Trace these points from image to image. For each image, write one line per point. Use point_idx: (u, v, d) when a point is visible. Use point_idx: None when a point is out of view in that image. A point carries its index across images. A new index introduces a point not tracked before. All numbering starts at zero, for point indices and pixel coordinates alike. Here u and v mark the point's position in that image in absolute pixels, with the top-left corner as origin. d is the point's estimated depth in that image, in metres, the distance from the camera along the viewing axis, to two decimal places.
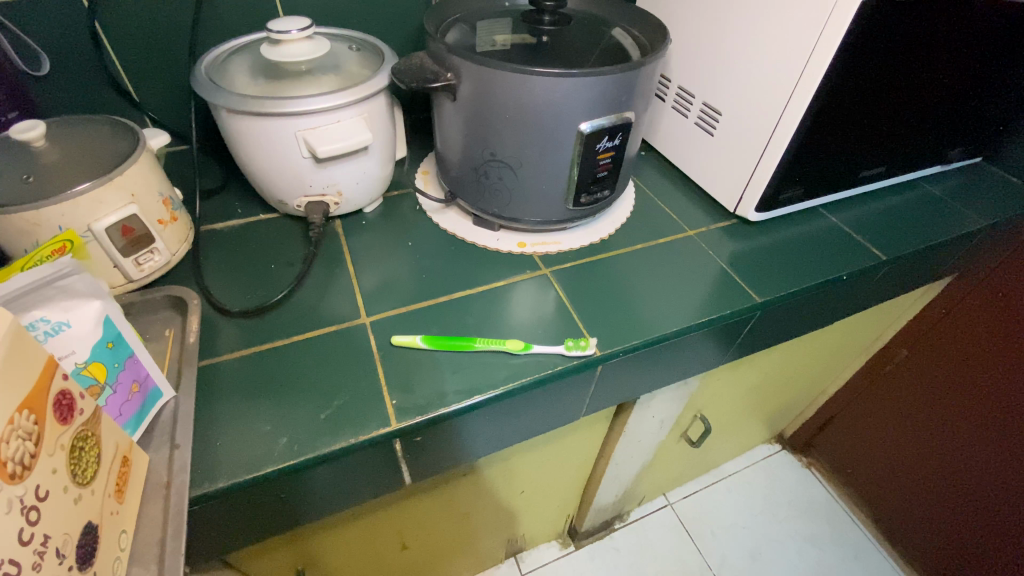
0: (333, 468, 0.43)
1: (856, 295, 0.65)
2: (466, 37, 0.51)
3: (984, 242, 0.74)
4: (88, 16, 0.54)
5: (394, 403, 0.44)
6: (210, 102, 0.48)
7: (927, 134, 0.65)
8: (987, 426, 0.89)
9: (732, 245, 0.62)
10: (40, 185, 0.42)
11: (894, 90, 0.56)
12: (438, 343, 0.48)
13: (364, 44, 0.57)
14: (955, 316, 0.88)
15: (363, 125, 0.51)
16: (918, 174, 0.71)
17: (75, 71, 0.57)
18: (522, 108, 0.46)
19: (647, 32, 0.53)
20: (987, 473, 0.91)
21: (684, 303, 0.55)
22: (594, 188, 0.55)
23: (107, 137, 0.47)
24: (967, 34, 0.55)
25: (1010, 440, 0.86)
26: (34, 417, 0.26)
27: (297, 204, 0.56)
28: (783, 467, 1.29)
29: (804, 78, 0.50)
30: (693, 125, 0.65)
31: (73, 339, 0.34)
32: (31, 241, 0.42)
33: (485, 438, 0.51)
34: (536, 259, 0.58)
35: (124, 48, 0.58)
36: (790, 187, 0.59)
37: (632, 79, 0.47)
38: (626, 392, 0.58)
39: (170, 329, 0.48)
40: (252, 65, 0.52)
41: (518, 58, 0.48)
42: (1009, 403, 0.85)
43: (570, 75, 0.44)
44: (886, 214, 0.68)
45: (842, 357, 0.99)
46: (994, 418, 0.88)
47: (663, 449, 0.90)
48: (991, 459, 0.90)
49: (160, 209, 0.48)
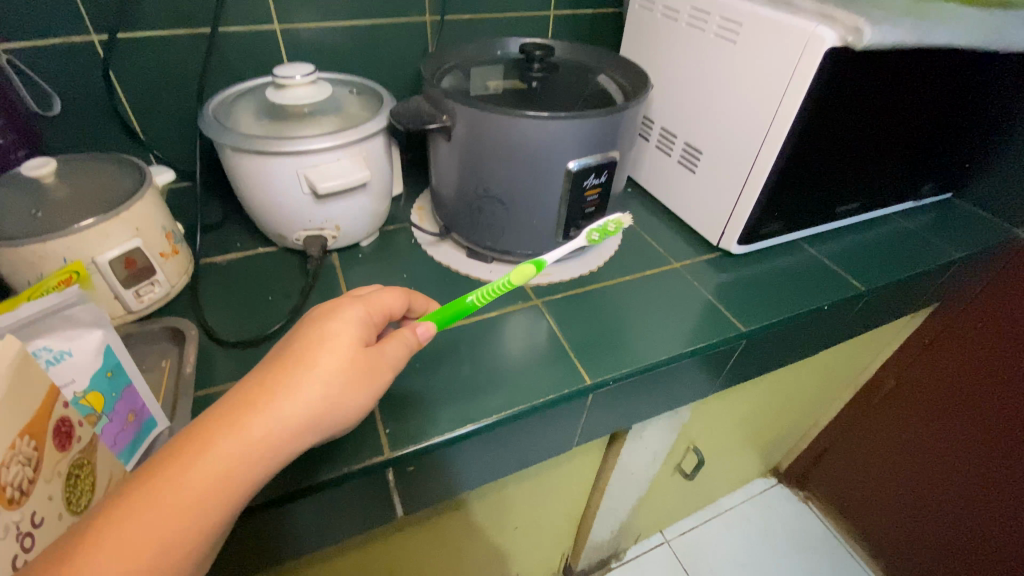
0: (324, 500, 0.43)
1: (839, 325, 0.67)
2: (460, 83, 0.55)
3: (959, 274, 0.77)
4: (103, 65, 0.57)
5: (387, 432, 0.45)
6: (216, 142, 0.50)
7: (900, 172, 0.69)
8: (980, 458, 0.89)
9: (717, 276, 0.64)
10: (46, 220, 0.43)
11: (863, 133, 0.59)
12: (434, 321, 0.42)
13: (363, 88, 0.60)
14: (938, 345, 0.90)
15: (362, 163, 0.53)
16: (891, 208, 0.75)
17: (84, 111, 0.60)
18: (514, 148, 0.49)
19: (630, 79, 0.56)
20: (984, 506, 0.91)
21: (672, 333, 0.56)
22: (583, 222, 0.57)
23: (114, 175, 0.49)
24: (933, 80, 0.59)
25: (1003, 472, 0.86)
26: (35, 443, 0.27)
27: (295, 237, 0.58)
28: (779, 502, 1.28)
29: (777, 123, 0.52)
30: (676, 163, 0.68)
31: (73, 367, 0.35)
32: (35, 273, 0.43)
33: (477, 469, 0.51)
34: (527, 290, 0.60)
35: (134, 91, 0.61)
36: (770, 221, 0.62)
37: (617, 121, 0.50)
38: (617, 422, 0.58)
39: (167, 360, 0.49)
40: (257, 108, 0.55)
41: (509, 102, 0.51)
42: (999, 432, 0.85)
43: (557, 118, 0.47)
44: (863, 247, 0.71)
45: (834, 386, 1.00)
46: (988, 449, 0.88)
47: (658, 481, 0.90)
48: (989, 492, 0.89)
49: (162, 242, 0.50)
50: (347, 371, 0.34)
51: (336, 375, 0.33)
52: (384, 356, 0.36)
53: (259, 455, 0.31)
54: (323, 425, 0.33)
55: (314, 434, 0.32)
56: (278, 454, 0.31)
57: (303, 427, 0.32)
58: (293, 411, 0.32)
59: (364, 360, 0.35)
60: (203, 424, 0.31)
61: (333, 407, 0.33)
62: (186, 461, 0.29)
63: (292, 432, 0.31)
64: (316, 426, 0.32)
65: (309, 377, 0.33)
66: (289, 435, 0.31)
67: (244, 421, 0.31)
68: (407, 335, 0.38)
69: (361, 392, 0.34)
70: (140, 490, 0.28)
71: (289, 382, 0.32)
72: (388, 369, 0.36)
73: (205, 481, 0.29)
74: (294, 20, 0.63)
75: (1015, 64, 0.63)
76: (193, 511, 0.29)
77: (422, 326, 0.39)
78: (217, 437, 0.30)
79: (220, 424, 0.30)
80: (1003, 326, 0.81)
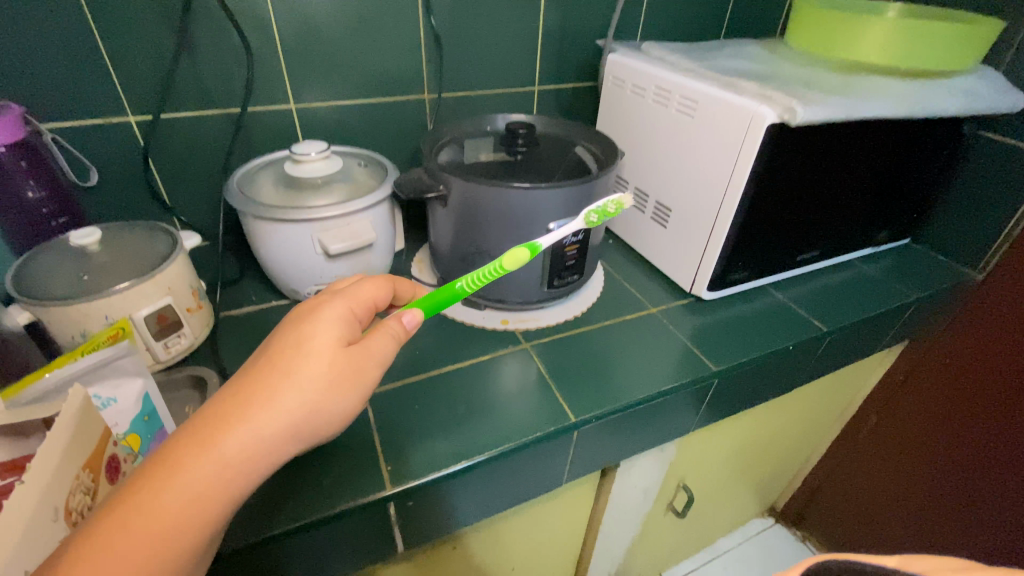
0: (332, 534, 0.47)
1: (808, 363, 0.72)
2: (456, 157, 0.63)
3: (921, 314, 0.82)
4: (143, 154, 0.65)
5: (390, 469, 0.49)
6: (240, 211, 0.57)
7: (854, 223, 0.76)
8: (959, 496, 0.91)
9: (691, 320, 0.70)
10: (92, 282, 0.49)
11: (813, 192, 0.67)
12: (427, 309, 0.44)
13: (369, 160, 0.68)
14: (912, 381, 0.95)
15: (368, 226, 0.60)
16: (852, 254, 0.82)
17: (122, 184, 0.67)
18: (502, 212, 0.56)
19: (603, 149, 0.64)
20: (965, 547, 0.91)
21: (650, 373, 0.61)
22: (565, 273, 0.63)
23: (148, 240, 0.56)
24: (873, 142, 0.66)
25: (981, 510, 0.88)
26: (93, 475, 0.33)
27: (307, 291, 0.64)
28: (778, 542, 1.30)
29: (732, 186, 0.60)
30: (650, 218, 0.75)
31: (117, 413, 0.40)
32: (79, 330, 0.48)
33: (473, 504, 0.55)
34: (517, 335, 0.66)
35: (167, 166, 0.69)
36: (735, 269, 0.68)
37: (592, 188, 0.57)
38: (603, 459, 0.62)
39: (190, 406, 0.55)
40: (276, 179, 0.62)
41: (497, 173, 0.59)
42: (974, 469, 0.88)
43: (538, 187, 0.54)
44: (827, 291, 0.77)
45: (819, 423, 1.03)
46: (965, 487, 0.90)
47: (652, 520, 0.92)
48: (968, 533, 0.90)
49: (189, 298, 0.56)
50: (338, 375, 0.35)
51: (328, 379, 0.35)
52: (375, 357, 0.38)
53: (253, 460, 0.32)
54: (315, 428, 0.34)
55: (305, 438, 0.34)
56: (268, 457, 0.32)
57: (296, 429, 0.33)
58: (287, 415, 0.33)
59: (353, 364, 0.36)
60: (194, 430, 0.31)
61: (324, 412, 0.35)
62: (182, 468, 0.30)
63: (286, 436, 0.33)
64: (307, 428, 0.34)
65: (298, 382, 0.34)
66: (283, 439, 0.33)
67: (235, 427, 0.31)
68: (393, 327, 0.40)
69: (352, 394, 0.36)
70: (132, 503, 0.28)
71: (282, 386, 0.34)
72: (377, 369, 0.38)
73: (201, 486, 0.30)
74: (308, 101, 0.72)
75: (944, 129, 0.71)
76: (191, 519, 0.30)
77: (407, 314, 0.41)
78: (208, 443, 0.31)
79: (213, 429, 0.31)
80: (968, 364, 0.85)
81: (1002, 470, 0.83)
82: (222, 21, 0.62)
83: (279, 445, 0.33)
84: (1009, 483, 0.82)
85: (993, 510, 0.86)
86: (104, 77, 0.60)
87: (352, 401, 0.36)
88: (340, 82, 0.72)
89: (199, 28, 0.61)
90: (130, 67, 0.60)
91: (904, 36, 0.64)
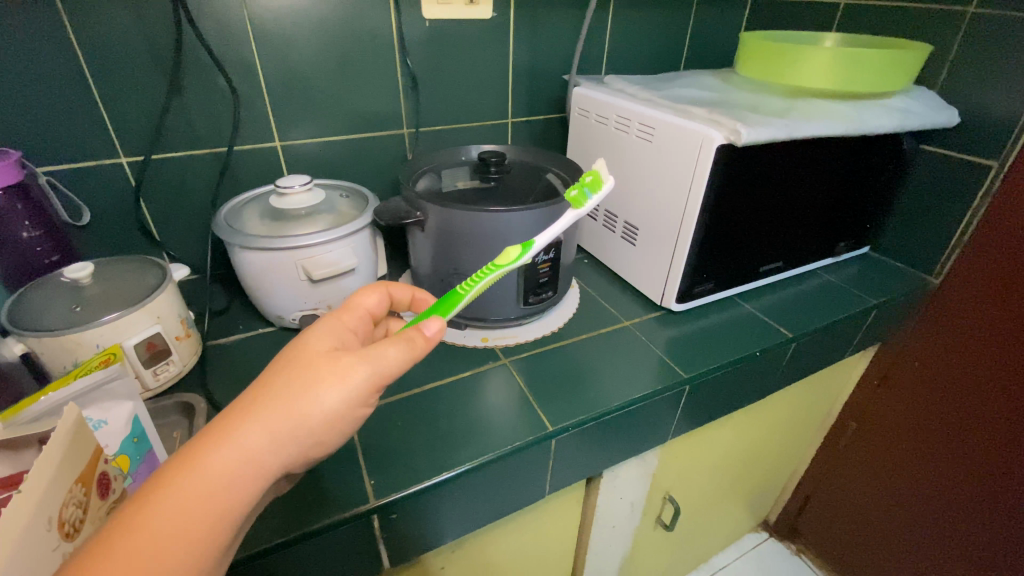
0: (318, 549, 0.48)
1: (777, 369, 0.76)
2: (433, 184, 0.67)
3: (885, 318, 0.86)
4: (135, 194, 0.69)
5: (373, 483, 0.51)
6: (227, 242, 0.60)
7: (812, 235, 0.81)
8: (952, 499, 0.91)
9: (663, 331, 0.73)
10: (83, 312, 0.52)
11: (768, 207, 0.71)
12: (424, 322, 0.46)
13: (352, 191, 0.72)
14: (886, 385, 0.97)
15: (350, 253, 0.63)
16: (814, 264, 0.86)
17: (112, 221, 0.70)
18: (476, 235, 0.60)
19: (571, 174, 0.69)
20: (968, 550, 0.90)
21: (625, 382, 0.64)
22: (540, 290, 0.67)
23: (139, 272, 0.59)
24: (821, 158, 0.71)
25: (975, 511, 0.87)
26: (84, 490, 0.35)
27: (292, 316, 0.66)
28: (772, 556, 1.31)
29: (690, 203, 0.64)
30: (621, 237, 0.79)
31: (107, 434, 0.42)
32: (70, 359, 0.51)
33: (456, 518, 0.56)
34: (497, 351, 0.69)
35: (157, 204, 0.72)
36: (701, 282, 0.72)
37: (560, 210, 0.61)
38: (585, 469, 0.64)
39: (178, 431, 0.56)
40: (262, 212, 0.66)
41: (471, 199, 0.63)
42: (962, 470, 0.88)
43: (508, 210, 0.58)
44: (792, 300, 0.81)
45: (801, 431, 1.06)
46: (957, 490, 0.89)
47: (641, 536, 0.93)
48: (970, 534, 0.89)
49: (178, 326, 0.58)
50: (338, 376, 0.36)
51: (327, 381, 0.35)
52: (380, 362, 0.37)
53: (241, 475, 0.32)
54: (317, 431, 0.35)
55: (299, 444, 0.34)
56: (258, 469, 0.32)
57: (297, 433, 0.34)
58: (288, 417, 0.34)
59: (355, 366, 0.36)
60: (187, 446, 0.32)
61: (318, 415, 0.35)
62: (188, 470, 0.31)
63: (288, 438, 0.34)
64: (310, 432, 0.34)
65: (284, 392, 0.34)
66: (278, 446, 0.33)
67: (222, 443, 0.32)
68: (410, 336, 0.39)
69: (354, 398, 0.36)
70: (121, 529, 0.28)
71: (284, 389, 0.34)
72: (382, 374, 0.37)
73: (209, 489, 0.31)
74: (293, 139, 0.76)
75: (886, 145, 0.77)
76: (182, 538, 0.30)
77: (430, 324, 0.42)
78: (199, 460, 0.31)
79: (209, 440, 0.32)
80: (943, 365, 0.87)
81: (993, 470, 0.83)
82: (211, 67, 0.67)
83: (281, 447, 0.33)
84: (996, 482, 0.83)
85: (988, 509, 0.85)
86: (97, 122, 0.64)
87: (356, 405, 0.36)
88: (323, 120, 0.76)
89: (189, 75, 0.66)
90: (123, 112, 0.64)
91: (838, 63, 0.69)
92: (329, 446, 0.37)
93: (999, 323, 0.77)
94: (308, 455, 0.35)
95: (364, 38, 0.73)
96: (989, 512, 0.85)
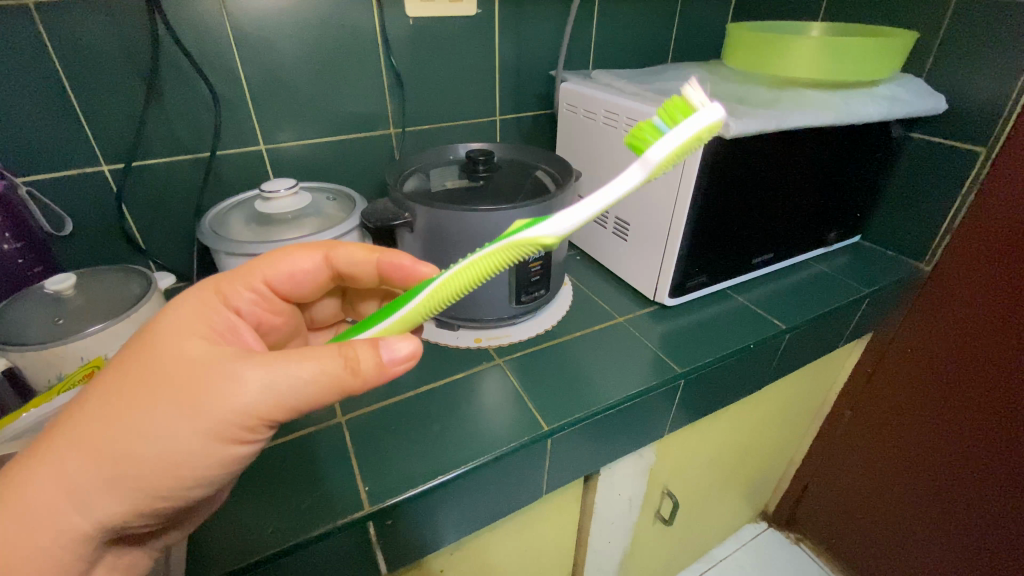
0: (312, 558, 0.47)
1: (772, 360, 0.76)
2: (422, 184, 0.67)
3: (878, 306, 0.86)
4: (117, 202, 0.68)
5: (367, 489, 0.50)
6: (212, 249, 0.59)
7: (803, 226, 0.81)
8: (948, 484, 0.91)
9: (657, 326, 0.73)
10: (66, 325, 0.51)
11: (759, 198, 0.71)
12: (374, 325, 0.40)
13: (338, 193, 0.71)
14: (880, 373, 0.97)
15: None
16: (805, 255, 0.87)
17: (92, 231, 0.69)
18: (466, 234, 0.59)
19: (561, 170, 0.68)
20: (967, 534, 0.91)
21: (620, 378, 0.64)
22: (532, 289, 0.66)
23: (123, 282, 0.57)
24: (809, 149, 0.71)
25: (971, 495, 0.88)
26: None
27: None
28: (771, 546, 1.32)
29: (680, 197, 0.64)
30: (612, 233, 0.79)
31: None
32: (55, 373, 0.50)
33: (453, 522, 0.55)
34: (491, 351, 0.68)
35: (140, 213, 0.71)
36: (693, 275, 0.72)
37: (550, 207, 0.60)
38: (583, 467, 0.64)
39: None
40: (248, 217, 0.65)
41: (459, 199, 0.62)
42: (959, 457, 0.88)
43: (497, 209, 0.57)
44: (784, 291, 0.81)
45: (797, 420, 1.06)
46: (953, 476, 0.90)
47: (640, 531, 0.93)
48: (967, 520, 0.90)
49: None
50: (193, 398, 0.32)
51: (181, 402, 0.32)
52: (257, 385, 0.33)
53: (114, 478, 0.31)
54: (176, 464, 0.32)
55: (175, 461, 0.32)
56: (126, 476, 0.31)
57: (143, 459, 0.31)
58: (158, 435, 0.31)
59: (225, 385, 0.32)
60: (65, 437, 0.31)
61: (192, 432, 0.32)
62: (61, 457, 0.31)
63: (129, 464, 0.31)
64: (166, 459, 0.32)
65: (162, 403, 0.32)
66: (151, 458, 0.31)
67: (91, 440, 0.31)
68: (352, 355, 0.34)
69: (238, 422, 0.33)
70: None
71: (134, 400, 0.32)
72: (260, 399, 0.33)
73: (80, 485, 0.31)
74: (278, 142, 0.75)
75: (875, 132, 0.77)
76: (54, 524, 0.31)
77: (399, 342, 0.36)
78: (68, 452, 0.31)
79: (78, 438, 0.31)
80: (936, 353, 0.87)
81: (989, 455, 0.83)
82: (192, 72, 0.65)
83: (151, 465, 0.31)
84: (992, 467, 0.83)
85: (985, 493, 0.86)
86: (76, 130, 0.62)
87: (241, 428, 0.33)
88: (308, 123, 0.75)
89: (169, 80, 0.65)
90: (102, 118, 0.63)
91: (827, 52, 0.69)
92: (196, 479, 0.33)
93: (990, 309, 0.78)
94: (170, 483, 0.33)
95: (348, 38, 0.72)
96: (985, 496, 0.86)
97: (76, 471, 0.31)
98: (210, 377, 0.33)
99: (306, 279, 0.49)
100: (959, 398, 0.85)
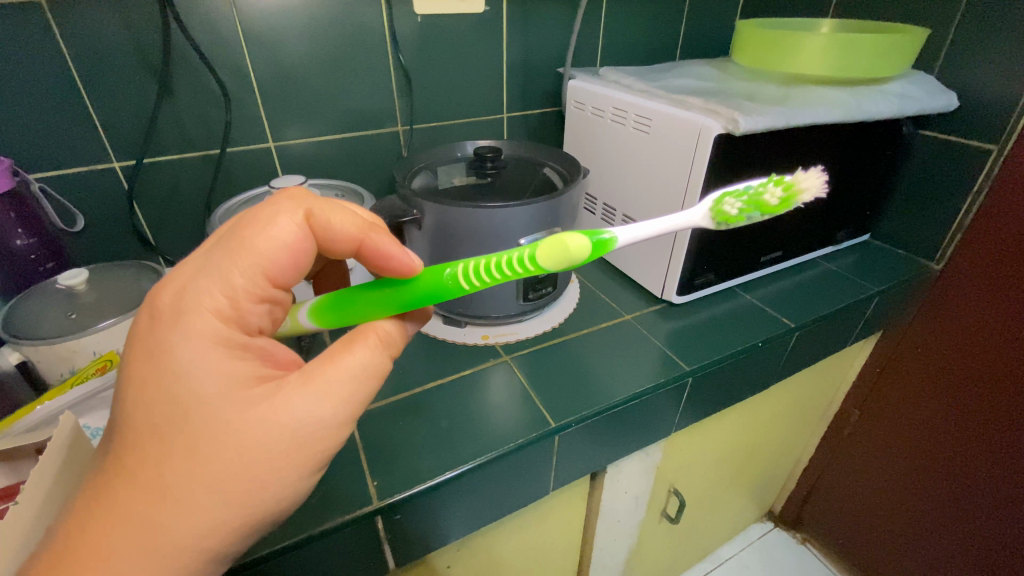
0: (321, 552, 0.48)
1: (780, 359, 0.75)
2: (429, 181, 0.67)
3: (887, 304, 0.85)
4: (127, 198, 0.68)
5: (376, 484, 0.51)
6: None
7: (812, 225, 0.80)
8: (957, 484, 0.90)
9: (665, 324, 0.73)
10: (78, 320, 0.51)
11: None
12: (364, 303, 0.40)
13: (346, 190, 0.71)
14: (889, 373, 0.97)
15: None
16: (815, 253, 0.86)
17: (103, 227, 0.69)
18: (474, 231, 0.59)
19: (567, 167, 0.68)
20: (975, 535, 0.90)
21: (628, 376, 0.64)
22: (540, 286, 0.66)
23: (134, 278, 0.58)
24: (819, 146, 0.71)
25: (980, 495, 0.87)
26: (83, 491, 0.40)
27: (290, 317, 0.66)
28: (777, 546, 1.31)
29: (688, 195, 0.63)
30: None
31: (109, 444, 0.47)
32: (68, 367, 0.50)
33: (460, 517, 0.55)
34: (498, 348, 0.69)
35: (150, 209, 0.71)
36: (700, 273, 0.72)
37: (557, 204, 0.60)
38: (590, 464, 0.64)
39: None
40: None
41: (467, 196, 0.62)
42: (969, 458, 0.87)
43: (505, 206, 0.57)
44: (792, 289, 0.81)
45: (805, 420, 1.05)
46: (960, 477, 0.90)
47: (647, 530, 0.92)
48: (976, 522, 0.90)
49: None
50: (245, 418, 0.31)
51: (232, 424, 0.31)
52: (307, 394, 0.33)
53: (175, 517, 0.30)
54: (237, 489, 0.31)
55: (236, 486, 0.31)
56: (185, 512, 0.30)
57: (213, 515, 0.31)
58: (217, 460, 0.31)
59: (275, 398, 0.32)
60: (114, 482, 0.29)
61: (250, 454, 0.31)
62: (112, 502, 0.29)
63: (190, 497, 0.30)
64: (229, 485, 0.31)
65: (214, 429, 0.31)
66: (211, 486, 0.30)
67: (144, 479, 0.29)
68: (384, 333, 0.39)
69: (294, 437, 0.33)
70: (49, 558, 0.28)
71: (183, 430, 0.30)
72: (312, 408, 0.33)
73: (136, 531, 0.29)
74: (287, 140, 0.75)
75: (885, 130, 0.76)
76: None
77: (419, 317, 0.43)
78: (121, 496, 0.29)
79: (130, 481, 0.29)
80: (946, 353, 0.86)
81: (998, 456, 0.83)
82: (202, 70, 0.66)
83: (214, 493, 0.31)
84: (1001, 467, 0.82)
85: (994, 494, 0.85)
86: (87, 126, 0.63)
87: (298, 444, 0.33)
88: (316, 120, 0.76)
89: (179, 79, 0.65)
90: (114, 116, 0.64)
91: (838, 49, 0.68)
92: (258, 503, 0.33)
93: (1000, 308, 0.77)
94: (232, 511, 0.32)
95: (356, 37, 0.73)
96: (994, 496, 0.85)
97: (130, 518, 0.29)
98: (260, 397, 0.32)
99: (292, 256, 0.34)
100: (966, 400, 0.85)
